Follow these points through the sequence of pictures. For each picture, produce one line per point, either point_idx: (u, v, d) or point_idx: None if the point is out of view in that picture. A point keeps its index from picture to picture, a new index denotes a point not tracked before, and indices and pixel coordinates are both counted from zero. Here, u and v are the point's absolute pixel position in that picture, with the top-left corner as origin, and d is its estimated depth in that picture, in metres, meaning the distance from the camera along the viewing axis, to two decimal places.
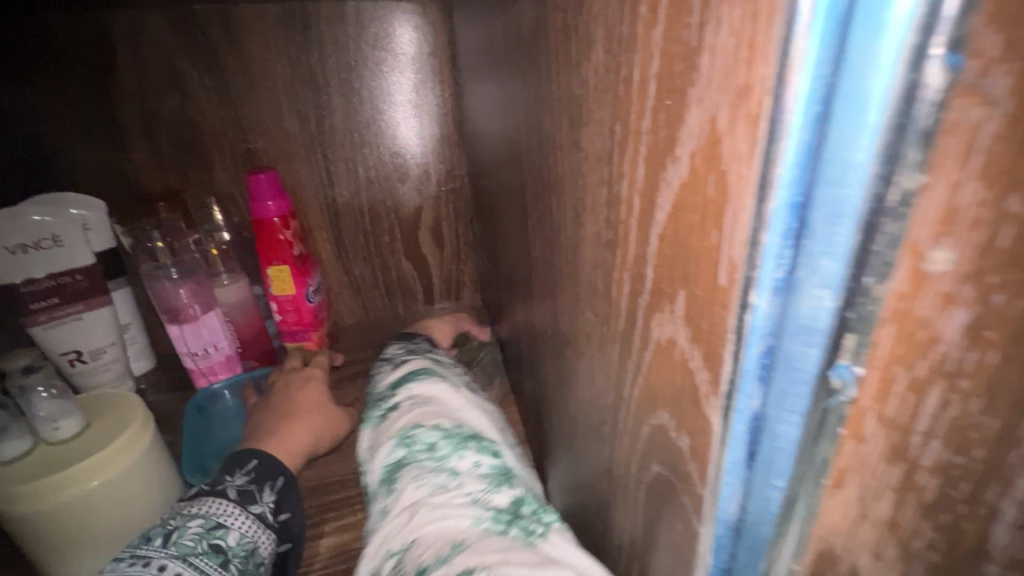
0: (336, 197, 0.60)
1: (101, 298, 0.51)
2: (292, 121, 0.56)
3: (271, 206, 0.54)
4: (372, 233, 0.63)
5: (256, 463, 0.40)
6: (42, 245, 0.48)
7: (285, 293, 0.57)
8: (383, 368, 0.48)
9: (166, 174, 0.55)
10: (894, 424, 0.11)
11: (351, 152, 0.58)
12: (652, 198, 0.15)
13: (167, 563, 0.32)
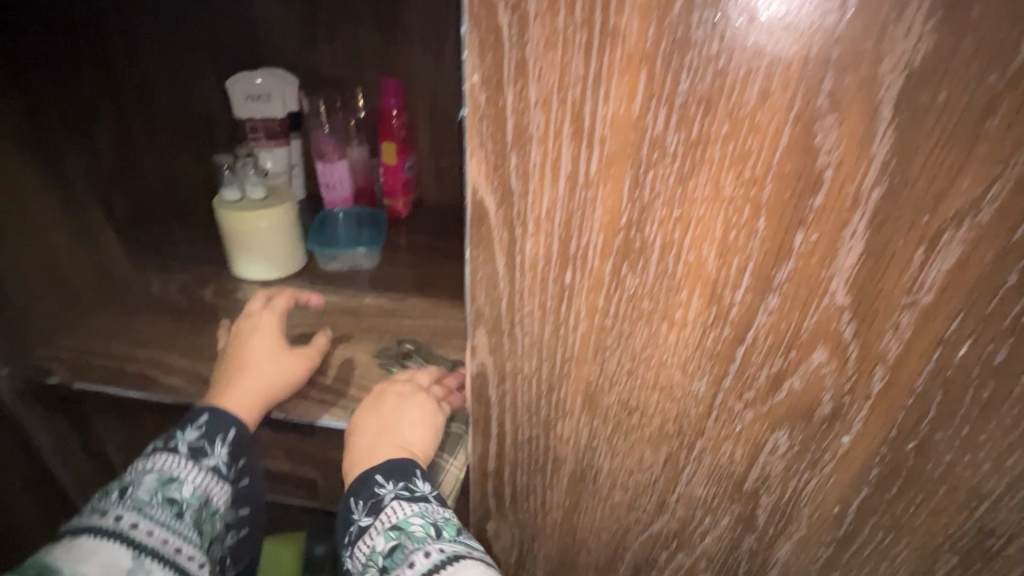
0: (435, 100, 0.94)
1: (281, 140, 0.90)
2: (420, 45, 0.89)
3: (393, 100, 0.91)
4: (459, 135, 0.98)
5: (208, 417, 0.53)
6: (258, 99, 0.87)
7: (390, 162, 0.96)
8: (385, 488, 0.49)
9: (332, 67, 0.92)
10: (576, 282, 0.36)
11: (454, 74, 0.92)
12: (547, 229, 0.34)
13: (123, 514, 0.45)
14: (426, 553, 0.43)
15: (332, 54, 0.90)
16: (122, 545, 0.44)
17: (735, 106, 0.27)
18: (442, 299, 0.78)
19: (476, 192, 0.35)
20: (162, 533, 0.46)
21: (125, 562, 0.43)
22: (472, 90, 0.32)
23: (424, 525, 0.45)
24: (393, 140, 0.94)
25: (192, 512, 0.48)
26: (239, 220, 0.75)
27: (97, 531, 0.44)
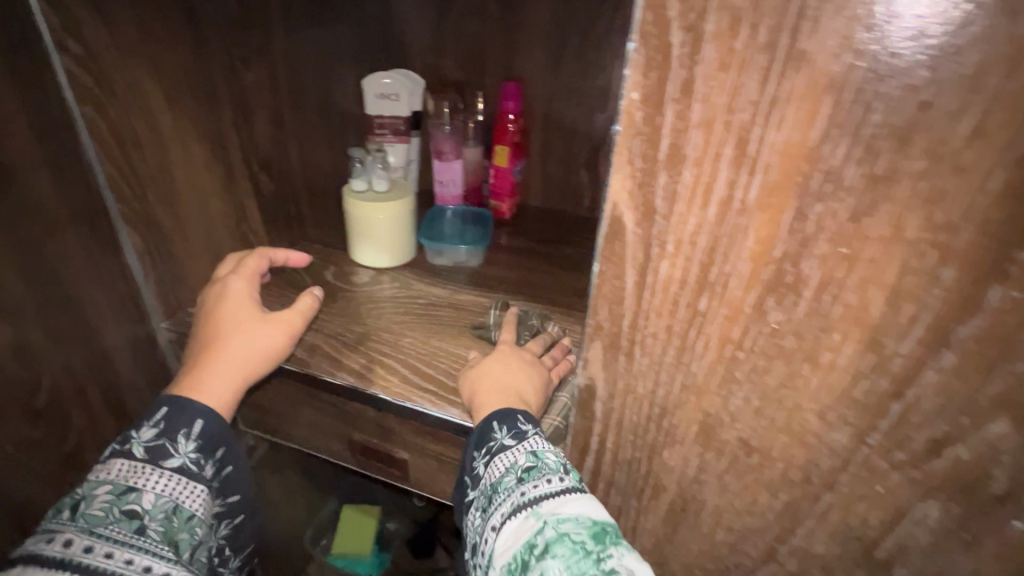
0: (552, 107, 0.98)
1: (404, 138, 0.96)
2: (543, 52, 0.93)
3: (511, 104, 0.93)
4: (571, 142, 1.00)
5: (166, 408, 0.51)
6: (387, 98, 0.93)
7: (501, 164, 0.98)
8: (478, 464, 0.49)
9: (458, 72, 0.98)
10: (709, 309, 0.34)
11: (574, 82, 0.94)
12: (687, 253, 0.33)
13: (75, 538, 0.44)
14: (512, 501, 0.44)
15: (457, 55, 0.96)
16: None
17: (936, 143, 0.25)
18: (540, 301, 0.79)
19: (615, 211, 0.35)
20: (123, 552, 0.44)
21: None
22: (628, 108, 0.31)
23: (522, 465, 0.46)
24: (506, 144, 0.96)
25: (157, 524, 0.47)
26: (363, 210, 0.80)
27: (46, 560, 0.43)
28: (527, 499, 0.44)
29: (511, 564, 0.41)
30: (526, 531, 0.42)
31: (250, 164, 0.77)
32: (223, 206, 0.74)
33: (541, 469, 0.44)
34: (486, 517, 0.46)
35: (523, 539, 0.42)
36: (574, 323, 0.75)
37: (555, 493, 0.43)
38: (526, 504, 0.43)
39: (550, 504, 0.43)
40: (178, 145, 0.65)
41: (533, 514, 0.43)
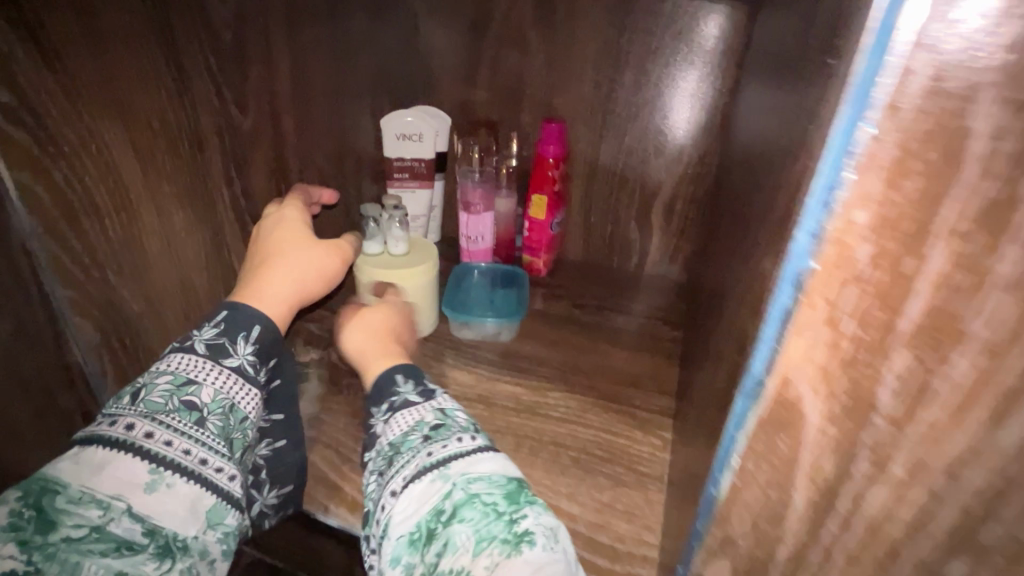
0: (599, 153, 0.85)
1: (427, 183, 0.86)
2: (589, 88, 0.81)
3: (552, 148, 0.80)
4: (617, 193, 0.87)
5: (229, 318, 0.51)
6: (411, 138, 0.83)
7: (537, 217, 0.85)
8: (376, 416, 0.49)
9: (491, 110, 0.86)
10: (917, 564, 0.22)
11: (625, 124, 0.82)
12: (889, 481, 0.22)
13: (136, 422, 0.43)
14: (413, 462, 0.43)
15: (490, 92, 0.85)
16: (132, 457, 0.42)
17: None
18: (592, 391, 0.65)
19: (786, 371, 0.23)
20: (180, 444, 0.44)
21: (142, 475, 0.42)
22: (842, 227, 0.20)
23: (427, 424, 0.46)
24: (544, 194, 0.83)
25: (214, 420, 0.46)
26: (375, 278, 0.67)
27: (104, 443, 0.42)
28: (428, 461, 0.43)
29: (416, 535, 0.40)
30: (434, 495, 0.41)
31: (244, 225, 0.64)
32: (208, 280, 0.61)
33: (445, 432, 0.45)
34: (386, 482, 0.44)
35: (431, 504, 0.41)
36: (635, 429, 0.60)
37: (465, 454, 0.43)
38: (427, 467, 0.43)
39: (459, 464, 0.43)
40: (150, 215, 0.52)
41: (442, 473, 0.42)
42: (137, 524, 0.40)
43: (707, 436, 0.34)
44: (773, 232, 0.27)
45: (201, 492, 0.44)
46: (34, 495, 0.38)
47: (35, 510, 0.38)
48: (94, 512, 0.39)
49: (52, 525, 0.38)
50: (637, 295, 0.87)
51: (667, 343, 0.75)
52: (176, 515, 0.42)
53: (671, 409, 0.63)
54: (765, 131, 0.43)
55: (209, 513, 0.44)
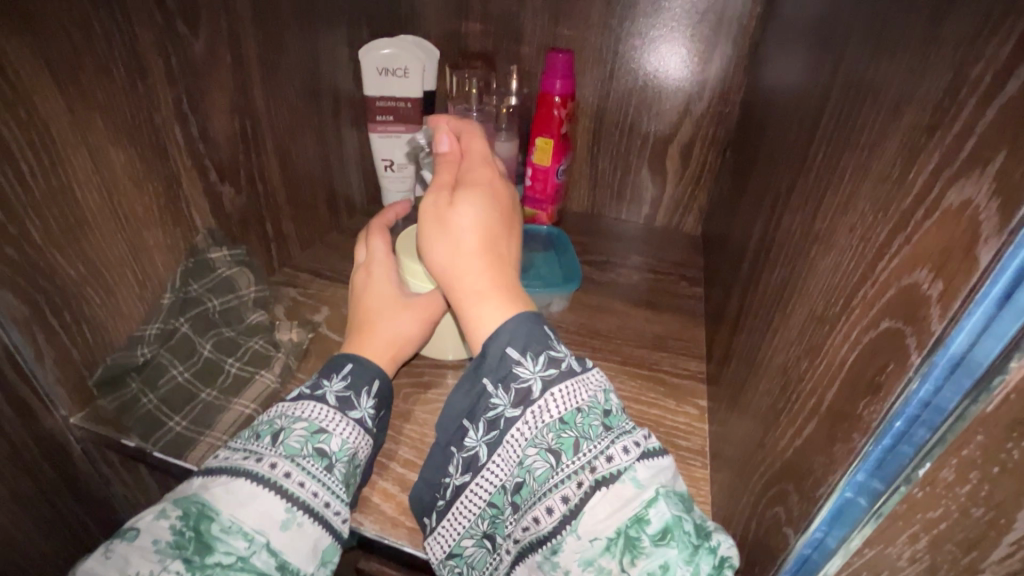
0: (610, 91, 0.76)
1: (415, 127, 0.75)
2: (598, 15, 0.71)
3: (558, 83, 0.70)
4: (627, 136, 0.78)
5: (347, 367, 0.45)
6: (397, 73, 0.72)
7: (542, 163, 0.76)
8: (526, 369, 0.37)
9: (486, 41, 0.75)
10: None
11: (639, 57, 0.72)
12: None
13: (277, 462, 0.38)
14: (602, 460, 0.33)
15: (485, 19, 0.74)
16: (274, 492, 0.37)
17: None
18: (613, 355, 0.59)
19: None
20: (314, 485, 0.38)
21: (281, 512, 0.36)
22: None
23: (603, 406, 0.36)
24: (550, 137, 0.74)
25: (342, 467, 0.40)
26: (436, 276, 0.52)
27: (251, 475, 0.37)
28: (606, 473, 0.33)
29: (609, 543, 0.31)
30: (628, 502, 0.32)
31: (205, 172, 0.53)
32: (165, 240, 0.50)
33: (624, 422, 0.36)
34: (552, 471, 0.34)
35: (625, 514, 0.32)
36: (667, 397, 0.54)
37: (648, 457, 0.34)
38: (615, 475, 0.33)
39: (650, 468, 0.33)
40: (78, 153, 0.42)
41: (629, 479, 0.33)
42: (275, 561, 0.35)
43: (803, 421, 0.28)
44: (937, 151, 0.20)
45: (327, 532, 0.38)
46: (194, 516, 0.35)
47: (193, 532, 0.35)
48: (241, 542, 0.35)
49: (208, 550, 0.34)
50: (649, 250, 0.80)
51: (688, 301, 0.69)
52: (306, 553, 0.37)
53: (703, 373, 0.57)
54: (842, 43, 0.35)
55: (325, 549, 0.38)
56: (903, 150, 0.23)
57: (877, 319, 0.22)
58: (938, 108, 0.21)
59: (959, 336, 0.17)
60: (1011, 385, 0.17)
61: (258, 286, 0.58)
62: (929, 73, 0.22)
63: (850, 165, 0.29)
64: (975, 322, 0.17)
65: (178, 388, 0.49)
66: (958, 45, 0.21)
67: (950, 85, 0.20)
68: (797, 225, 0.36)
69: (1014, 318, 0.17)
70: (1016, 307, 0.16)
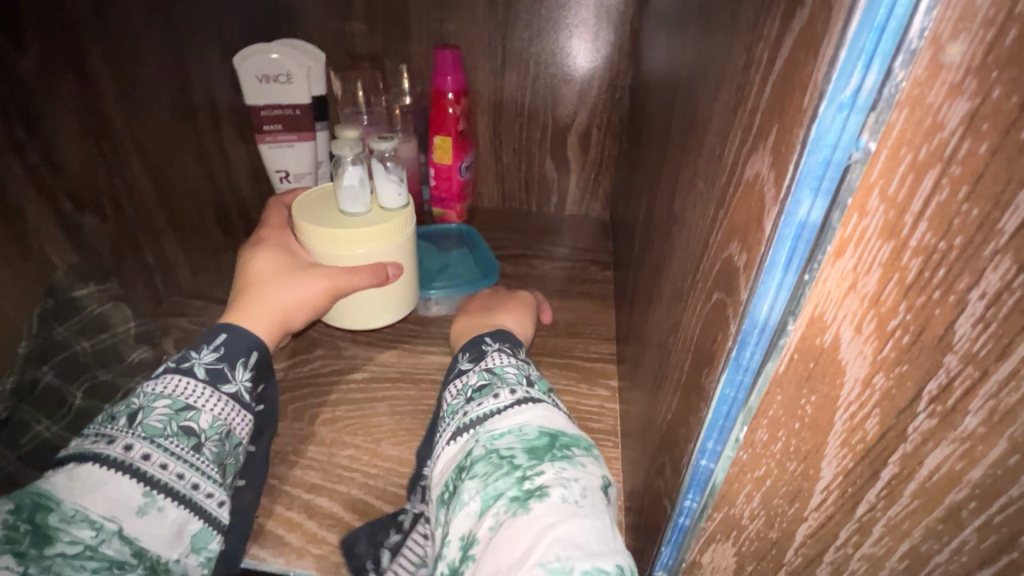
0: (504, 84, 0.75)
1: (308, 134, 0.72)
2: (483, 8, 0.70)
3: (449, 80, 0.69)
4: (527, 127, 0.79)
5: (223, 337, 0.41)
6: (278, 80, 0.68)
7: (444, 162, 0.75)
8: (441, 388, 0.42)
9: (373, 41, 0.72)
10: (928, 496, 0.19)
11: (528, 49, 0.73)
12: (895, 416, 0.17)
13: (134, 443, 0.34)
14: (453, 425, 0.36)
15: (368, 17, 0.71)
16: (128, 477, 0.33)
17: None
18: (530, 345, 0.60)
19: (819, 309, 0.17)
20: (178, 466, 0.34)
21: (136, 497, 0.33)
22: (922, 75, 0.13)
23: (475, 384, 0.38)
24: (448, 135, 0.73)
25: (213, 447, 0.36)
26: (333, 234, 0.49)
27: (101, 460, 0.33)
28: (458, 432, 0.36)
29: (443, 489, 0.34)
30: (458, 455, 0.34)
31: (56, 203, 0.48)
32: (15, 287, 0.46)
33: (491, 389, 0.37)
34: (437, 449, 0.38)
35: (454, 464, 0.34)
36: (580, 381, 0.55)
37: (502, 409, 0.35)
38: (462, 433, 0.35)
39: (489, 421, 0.35)
40: None
41: (470, 437, 0.34)
42: (130, 548, 0.31)
43: (672, 392, 0.29)
44: (741, 127, 0.21)
45: (196, 514, 0.35)
46: (29, 508, 0.30)
47: (29, 524, 0.30)
48: (87, 531, 0.31)
49: (48, 542, 0.30)
50: (562, 237, 0.81)
51: (599, 286, 0.71)
52: (168, 540, 0.33)
53: (613, 355, 0.58)
54: (691, 25, 0.36)
55: (196, 535, 0.34)
56: (722, 130, 0.24)
57: (710, 291, 0.23)
58: (739, 88, 0.22)
59: (759, 303, 0.18)
60: (792, 346, 0.18)
61: (138, 320, 0.56)
62: (737, 53, 0.23)
63: (694, 144, 0.30)
64: (773, 291, 0.17)
65: (49, 445, 0.45)
66: (749, 26, 0.21)
67: (746, 62, 0.21)
68: (665, 204, 0.38)
69: (790, 284, 0.17)
70: (797, 269, 0.17)
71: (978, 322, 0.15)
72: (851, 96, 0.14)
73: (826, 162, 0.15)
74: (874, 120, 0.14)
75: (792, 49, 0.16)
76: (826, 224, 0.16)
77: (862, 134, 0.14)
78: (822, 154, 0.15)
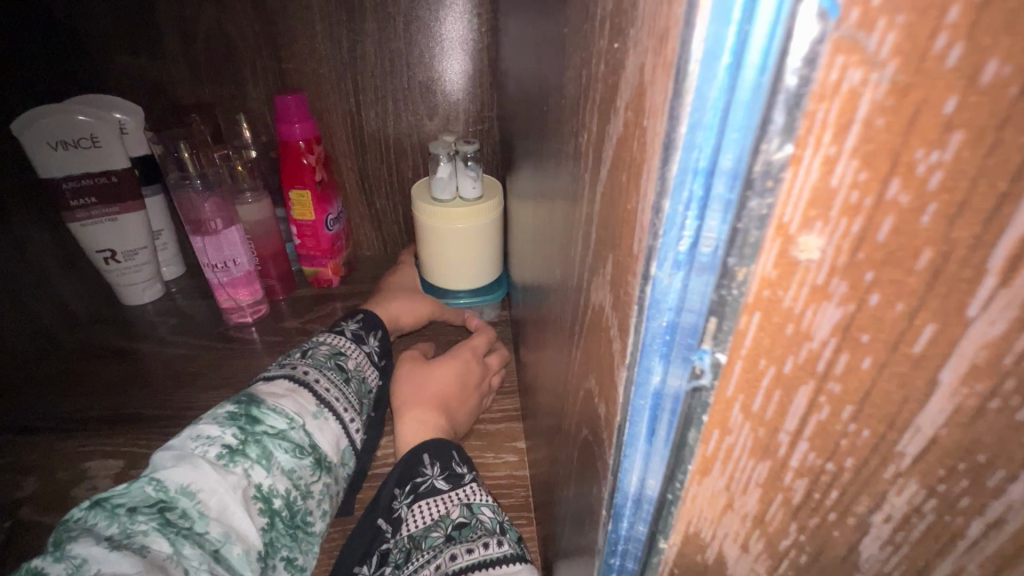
0: (363, 123, 0.67)
1: (134, 203, 0.62)
2: (325, 46, 0.62)
3: (297, 128, 0.61)
4: (396, 165, 0.72)
5: (363, 316, 0.53)
6: (81, 143, 0.57)
7: (305, 218, 0.67)
8: (398, 501, 0.38)
9: (200, 89, 0.62)
10: None
11: (383, 85, 0.65)
12: None
13: (309, 369, 0.45)
14: (433, 565, 0.33)
15: (187, 63, 0.60)
16: (307, 391, 0.43)
17: None
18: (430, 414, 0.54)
19: (693, 526, 0.14)
20: (335, 391, 0.44)
21: (312, 406, 0.42)
22: (773, 273, 0.10)
23: (454, 518, 0.35)
24: (305, 188, 0.65)
25: (355, 385, 0.47)
26: (435, 219, 0.60)
27: (289, 377, 0.43)
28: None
29: None
30: None
31: None
32: None
33: (472, 531, 0.35)
34: None
35: None
36: (486, 451, 0.50)
37: (489, 564, 0.32)
38: None
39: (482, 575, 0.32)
40: None
41: None
42: (309, 440, 0.40)
43: (567, 491, 0.25)
44: (582, 229, 0.17)
45: (346, 433, 0.43)
46: (246, 403, 0.40)
47: (245, 411, 0.40)
48: (283, 421, 0.40)
49: (257, 422, 0.39)
50: None
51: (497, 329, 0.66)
52: (332, 443, 0.42)
53: (517, 411, 0.54)
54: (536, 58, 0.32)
55: (343, 450, 0.43)
56: (568, 210, 0.20)
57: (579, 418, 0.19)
58: (576, 173, 0.18)
59: (626, 475, 0.14)
60: (670, 561, 0.15)
61: None
62: (569, 128, 0.19)
63: (549, 206, 0.26)
64: (640, 462, 0.13)
65: None
66: (576, 102, 0.17)
67: (578, 146, 0.17)
68: (536, 260, 0.34)
69: (662, 456, 0.13)
70: (661, 443, 0.13)
71: (885, 542, 0.13)
72: (687, 250, 0.10)
73: (672, 326, 0.11)
74: (716, 326, 0.11)
75: (614, 169, 0.12)
76: (690, 405, 0.12)
77: (703, 340, 0.11)
78: (665, 318, 0.11)
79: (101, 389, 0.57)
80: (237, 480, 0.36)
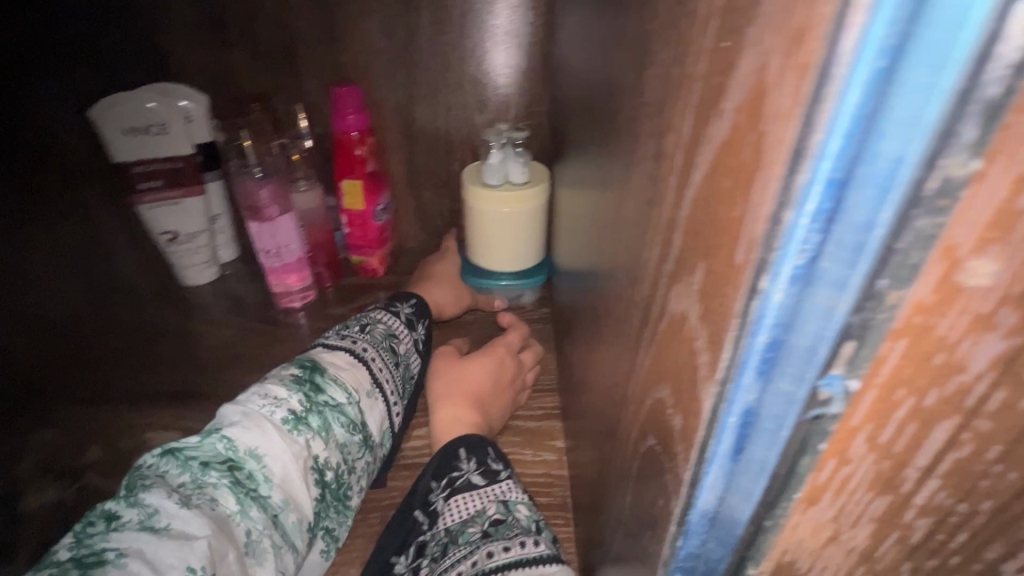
0: (414, 116, 0.68)
1: (195, 188, 0.64)
2: (380, 38, 0.62)
3: (352, 120, 0.62)
4: (444, 158, 0.72)
5: (414, 300, 0.53)
6: (151, 130, 0.60)
7: (355, 208, 0.68)
8: (434, 494, 0.38)
9: (260, 80, 0.64)
10: None
11: (435, 78, 0.65)
12: None
13: (366, 345, 0.46)
14: (470, 562, 0.33)
15: (250, 54, 0.62)
16: (363, 368, 0.44)
17: None
18: None
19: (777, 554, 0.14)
20: (386, 373, 0.45)
21: (366, 384, 0.43)
22: None
23: (490, 515, 0.36)
24: (356, 178, 0.66)
25: (401, 371, 0.47)
26: (482, 203, 0.59)
27: (348, 351, 0.44)
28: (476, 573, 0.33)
29: None
30: None
31: None
32: None
33: (509, 528, 0.35)
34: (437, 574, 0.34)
35: None
36: (524, 448, 0.50)
37: (528, 562, 0.33)
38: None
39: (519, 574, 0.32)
40: None
41: None
42: (359, 421, 0.41)
43: (618, 497, 0.25)
44: (660, 233, 0.16)
45: (388, 416, 0.45)
46: (310, 370, 0.41)
47: (309, 376, 0.41)
48: (342, 395, 0.41)
49: (319, 391, 0.40)
50: None
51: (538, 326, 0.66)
52: (377, 424, 0.43)
53: (557, 409, 0.54)
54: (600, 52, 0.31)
55: (384, 433, 0.44)
56: (640, 212, 0.19)
57: (643, 426, 0.18)
58: (654, 176, 0.17)
59: (705, 493, 0.14)
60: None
61: None
62: (646, 127, 0.18)
63: (612, 204, 0.25)
64: (717, 478, 0.13)
65: None
66: (660, 100, 0.16)
67: (661, 147, 0.16)
68: (591, 258, 0.33)
69: (747, 476, 0.13)
70: (750, 461, 0.13)
71: None
72: (806, 265, 0.10)
73: (775, 343, 0.11)
74: None
75: (714, 180, 0.12)
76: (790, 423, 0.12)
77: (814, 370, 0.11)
78: (768, 335, 0.11)
79: (162, 366, 0.60)
80: (299, 449, 0.37)
